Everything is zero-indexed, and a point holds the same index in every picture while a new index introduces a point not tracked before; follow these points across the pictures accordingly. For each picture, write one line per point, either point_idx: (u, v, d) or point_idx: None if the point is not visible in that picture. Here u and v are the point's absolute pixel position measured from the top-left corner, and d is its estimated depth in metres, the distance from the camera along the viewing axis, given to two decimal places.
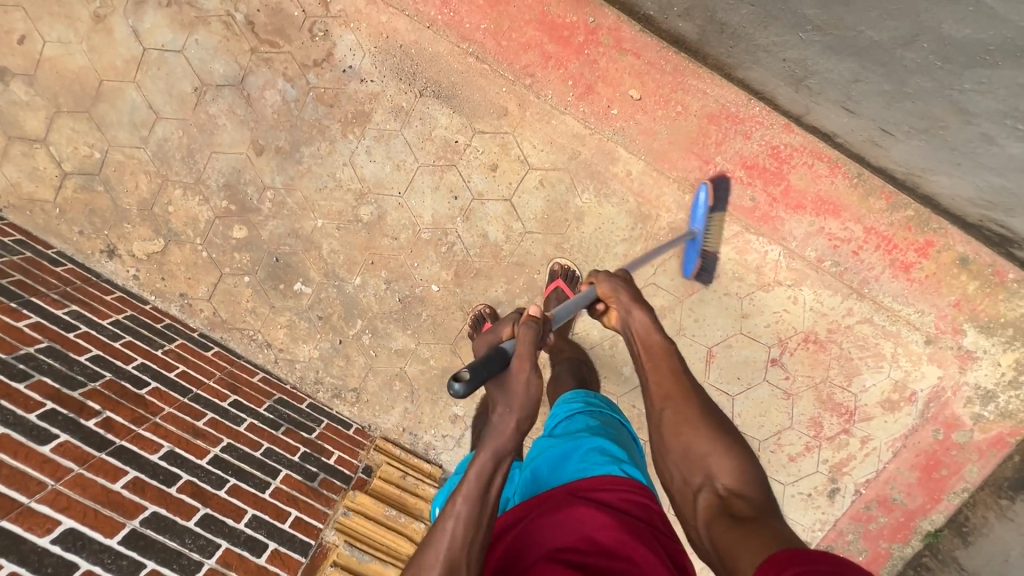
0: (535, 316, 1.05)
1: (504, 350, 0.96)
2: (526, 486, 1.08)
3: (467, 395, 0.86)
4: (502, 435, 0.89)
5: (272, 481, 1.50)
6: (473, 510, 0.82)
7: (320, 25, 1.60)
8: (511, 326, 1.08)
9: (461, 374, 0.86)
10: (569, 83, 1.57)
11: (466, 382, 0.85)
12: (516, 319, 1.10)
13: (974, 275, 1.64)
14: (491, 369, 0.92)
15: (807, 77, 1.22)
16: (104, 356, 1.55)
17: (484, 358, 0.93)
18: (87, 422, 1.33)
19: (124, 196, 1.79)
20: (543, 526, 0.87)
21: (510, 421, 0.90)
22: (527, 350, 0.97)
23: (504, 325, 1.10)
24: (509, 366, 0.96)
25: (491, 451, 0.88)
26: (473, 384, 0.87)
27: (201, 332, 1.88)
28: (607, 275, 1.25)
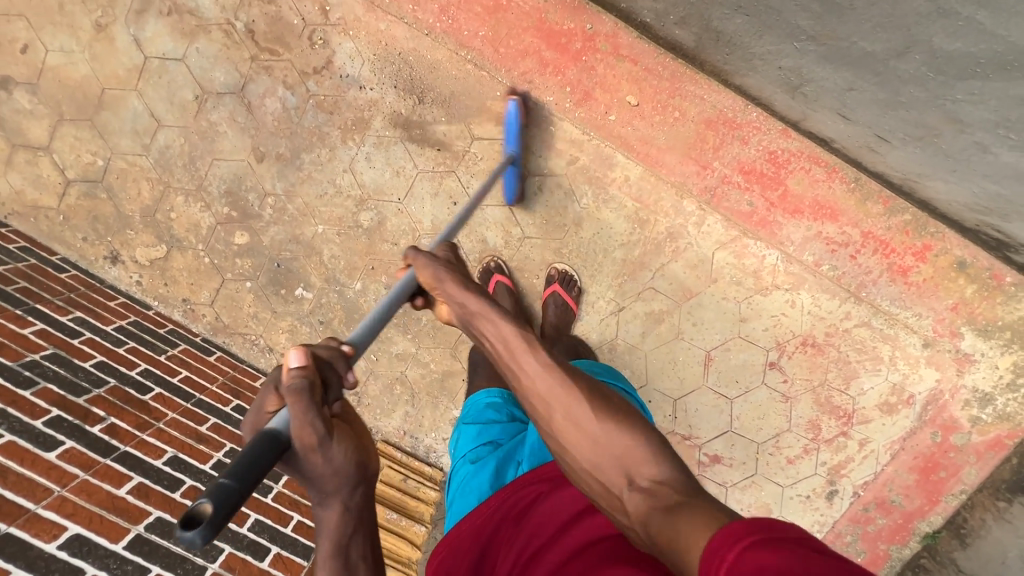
0: (302, 368, 0.69)
1: (274, 431, 0.64)
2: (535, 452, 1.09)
3: (211, 543, 0.53)
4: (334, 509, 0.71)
5: (274, 486, 1.53)
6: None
7: (319, 33, 1.61)
8: (274, 392, 0.70)
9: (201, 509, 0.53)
10: (567, 89, 1.58)
11: (204, 524, 0.52)
12: (275, 376, 0.72)
13: (971, 278, 1.64)
14: (259, 463, 0.60)
15: (802, 85, 1.23)
16: (108, 362, 1.56)
17: (241, 459, 0.59)
18: (92, 429, 1.35)
19: (127, 203, 1.81)
20: (553, 503, 0.91)
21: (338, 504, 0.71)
22: (311, 417, 0.66)
23: (263, 393, 0.70)
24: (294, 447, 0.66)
25: (330, 540, 0.72)
26: (222, 518, 0.54)
27: (203, 337, 1.90)
28: (429, 256, 1.03)
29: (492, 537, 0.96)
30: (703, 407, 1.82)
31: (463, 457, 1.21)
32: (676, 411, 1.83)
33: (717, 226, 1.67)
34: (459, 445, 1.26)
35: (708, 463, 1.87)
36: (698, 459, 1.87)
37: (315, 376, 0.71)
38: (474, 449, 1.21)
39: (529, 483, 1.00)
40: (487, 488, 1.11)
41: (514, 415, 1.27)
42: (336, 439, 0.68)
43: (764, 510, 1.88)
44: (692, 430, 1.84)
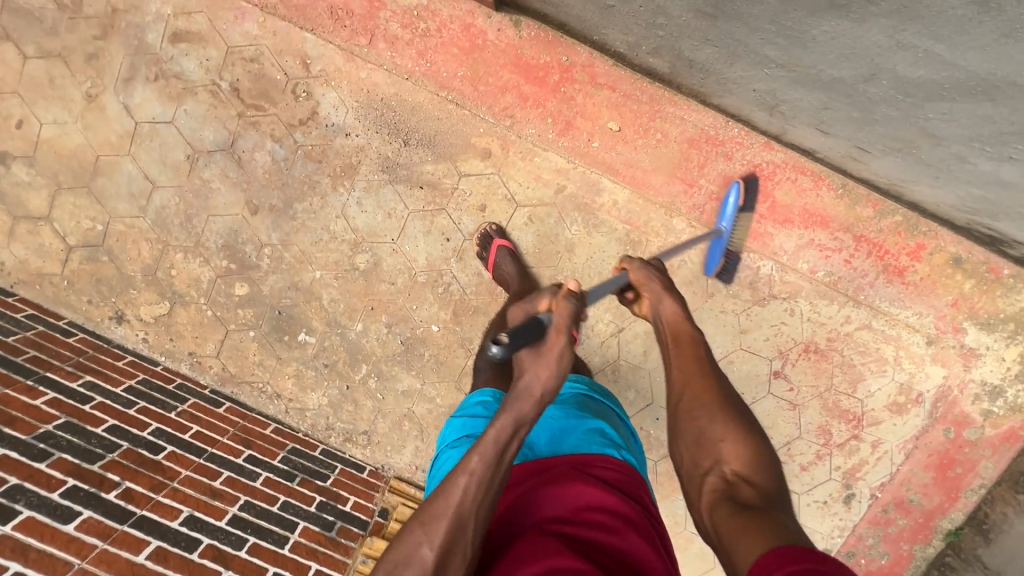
0: (577, 290, 1.00)
1: (541, 319, 0.95)
2: (518, 448, 1.07)
3: (505, 358, 0.88)
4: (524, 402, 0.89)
5: (291, 535, 1.54)
6: (486, 473, 0.83)
7: (302, 86, 1.65)
8: (547, 295, 1.03)
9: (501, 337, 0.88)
10: (549, 120, 1.61)
11: (505, 345, 0.87)
12: (554, 290, 1.04)
13: (968, 273, 1.64)
14: (526, 331, 0.92)
15: (778, 105, 1.25)
16: (120, 425, 1.59)
17: (522, 325, 0.92)
18: (108, 495, 1.37)
19: (128, 264, 1.85)
20: (541, 493, 0.90)
21: (527, 403, 0.89)
22: (565, 320, 0.95)
23: (542, 295, 1.04)
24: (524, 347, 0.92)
25: (512, 417, 0.88)
26: (512, 349, 0.89)
27: (212, 388, 1.93)
28: (641, 262, 1.28)
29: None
30: None
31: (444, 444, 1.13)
32: None
33: (709, 241, 1.67)
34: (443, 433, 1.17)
35: None
36: None
37: (581, 298, 1.00)
38: (457, 437, 1.12)
39: (519, 473, 0.98)
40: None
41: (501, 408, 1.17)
42: (572, 345, 0.94)
43: None
44: None
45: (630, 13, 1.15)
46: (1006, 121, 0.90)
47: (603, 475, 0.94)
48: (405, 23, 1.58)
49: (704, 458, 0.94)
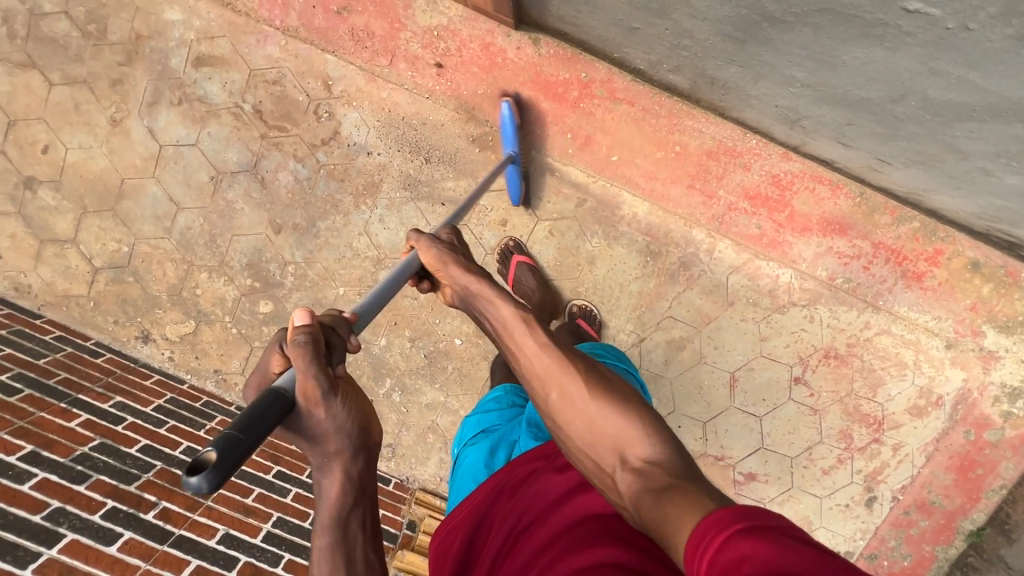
0: (303, 326, 0.80)
1: (278, 388, 0.72)
2: (534, 433, 1.09)
3: (213, 489, 0.58)
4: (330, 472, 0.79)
5: None
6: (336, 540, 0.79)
7: (324, 107, 1.67)
8: (280, 350, 0.80)
9: (208, 456, 0.59)
10: (568, 136, 1.63)
11: (208, 466, 0.58)
12: (280, 337, 0.82)
13: (987, 277, 1.66)
14: (270, 415, 0.69)
15: (800, 119, 1.27)
16: (153, 445, 1.61)
17: (251, 410, 0.67)
18: (147, 516, 1.40)
19: (153, 284, 1.87)
20: (551, 478, 0.89)
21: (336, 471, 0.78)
22: (312, 376, 0.74)
23: (270, 352, 0.81)
24: (297, 402, 0.74)
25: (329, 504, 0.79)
26: (229, 464, 0.60)
27: (238, 405, 1.95)
28: (429, 237, 1.11)
29: (487, 513, 0.95)
30: (733, 427, 1.82)
31: (464, 442, 1.19)
32: (707, 433, 1.83)
33: (728, 250, 1.69)
34: (462, 434, 1.24)
35: (744, 481, 1.85)
36: (733, 478, 1.85)
37: (316, 335, 0.80)
38: (475, 434, 1.19)
39: (527, 461, 0.98)
40: (483, 469, 1.09)
41: (515, 401, 1.25)
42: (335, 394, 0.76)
43: (804, 522, 1.87)
44: (724, 451, 1.84)
45: (654, 35, 1.16)
46: None
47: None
48: (425, 43, 1.60)
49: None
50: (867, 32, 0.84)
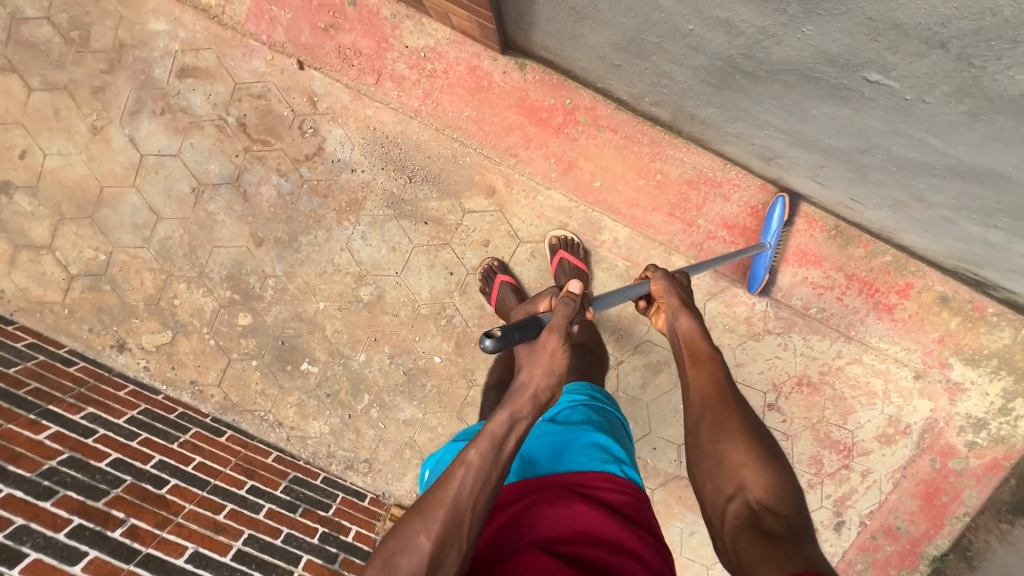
0: (577, 293, 0.99)
1: (540, 315, 0.96)
2: (519, 465, 1.06)
3: (491, 352, 0.86)
4: (523, 400, 0.93)
5: (295, 568, 1.55)
6: (485, 468, 0.87)
7: (308, 122, 1.67)
8: (550, 298, 1.09)
9: (494, 331, 0.87)
10: (552, 160, 1.64)
11: (497, 338, 0.85)
12: (555, 292, 1.09)
13: (954, 311, 1.70)
14: (528, 334, 0.91)
15: (776, 157, 1.30)
16: (123, 458, 1.60)
17: (521, 322, 0.91)
18: (114, 533, 1.38)
19: (130, 293, 1.85)
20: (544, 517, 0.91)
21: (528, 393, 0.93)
22: (557, 322, 0.96)
23: (544, 297, 1.11)
24: (541, 337, 0.95)
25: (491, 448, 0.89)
26: (506, 342, 0.87)
27: (214, 417, 1.93)
28: (664, 273, 1.26)
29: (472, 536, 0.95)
30: None
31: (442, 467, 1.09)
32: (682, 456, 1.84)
33: (706, 278, 1.72)
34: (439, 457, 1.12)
35: None
36: None
37: (579, 302, 1.00)
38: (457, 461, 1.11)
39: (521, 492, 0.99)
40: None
41: None
42: (565, 345, 0.95)
43: None
44: None
45: (635, 73, 1.18)
46: (994, 198, 0.94)
47: (607, 498, 0.96)
48: (412, 63, 1.61)
49: (725, 482, 0.92)
50: (830, 94, 0.86)
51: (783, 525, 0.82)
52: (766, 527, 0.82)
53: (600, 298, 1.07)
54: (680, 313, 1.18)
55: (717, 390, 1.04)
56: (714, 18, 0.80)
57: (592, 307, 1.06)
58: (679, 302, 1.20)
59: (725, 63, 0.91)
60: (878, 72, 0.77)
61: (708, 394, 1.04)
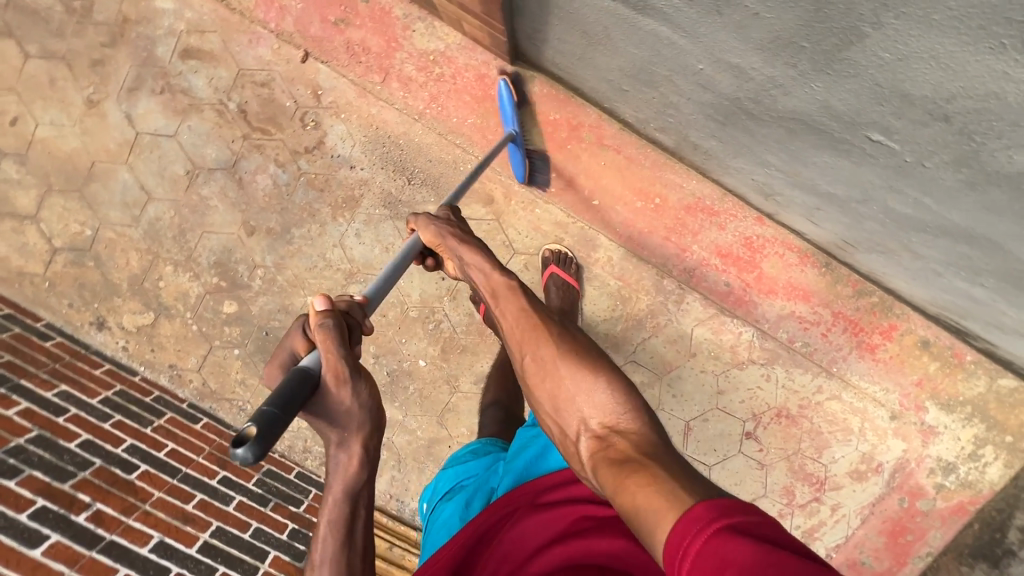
0: (326, 311, 0.87)
1: (305, 369, 0.78)
2: (510, 478, 1.01)
3: (260, 461, 0.64)
4: (349, 466, 0.83)
5: (262, 564, 1.54)
6: (340, 551, 0.85)
7: (311, 115, 1.65)
8: (304, 335, 0.88)
9: (248, 431, 0.65)
10: (553, 175, 1.64)
11: (252, 441, 0.64)
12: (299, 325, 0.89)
13: (934, 356, 1.73)
14: (300, 395, 0.74)
15: (774, 194, 1.31)
16: (94, 440, 1.57)
17: (280, 390, 0.73)
18: (78, 517, 1.35)
19: (115, 272, 1.82)
20: (526, 527, 0.86)
21: (352, 450, 0.83)
22: (338, 359, 0.81)
23: (294, 335, 0.88)
24: (324, 381, 0.81)
25: (343, 481, 0.84)
26: (268, 439, 0.66)
27: (190, 403, 1.91)
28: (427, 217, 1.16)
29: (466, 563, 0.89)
30: None
31: (437, 497, 1.11)
32: None
33: (696, 304, 1.73)
34: (436, 487, 1.15)
35: None
36: None
37: (337, 317, 0.87)
38: (450, 488, 1.11)
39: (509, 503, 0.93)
40: (458, 521, 1.02)
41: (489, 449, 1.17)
42: (360, 375, 0.82)
43: None
44: None
45: (642, 99, 1.18)
46: (983, 258, 0.95)
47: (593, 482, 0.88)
48: (420, 65, 1.60)
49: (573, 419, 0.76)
50: (831, 147, 0.88)
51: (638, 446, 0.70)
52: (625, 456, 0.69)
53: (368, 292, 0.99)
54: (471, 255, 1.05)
55: (531, 324, 0.88)
56: (725, 64, 0.82)
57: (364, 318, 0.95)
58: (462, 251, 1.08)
59: (732, 105, 0.92)
60: (880, 133, 0.79)
61: (524, 332, 0.88)
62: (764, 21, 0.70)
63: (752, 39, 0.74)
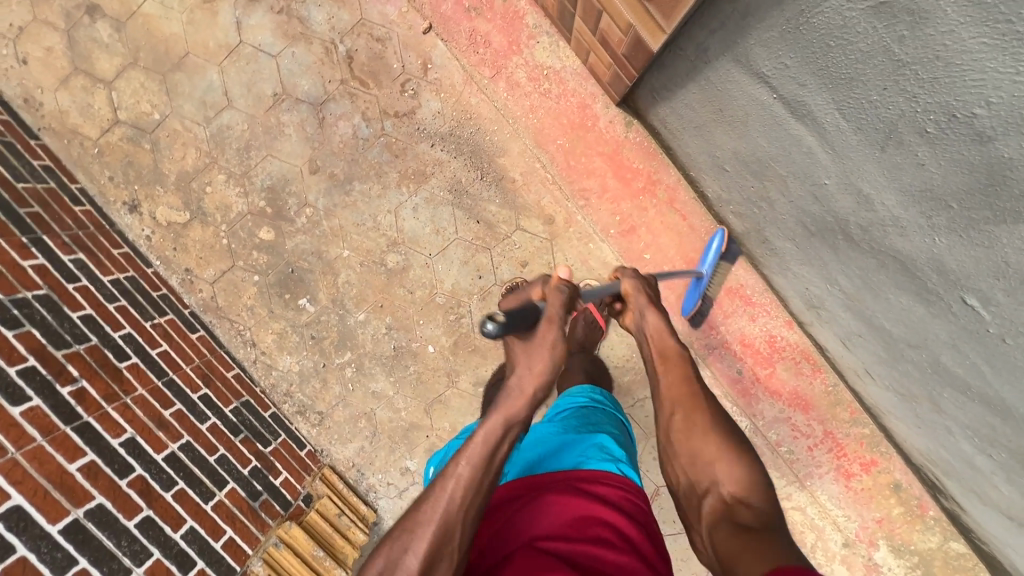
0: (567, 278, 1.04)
1: (534, 304, 0.97)
2: (521, 464, 1.10)
3: (496, 338, 0.85)
4: (517, 399, 0.93)
5: (217, 493, 1.51)
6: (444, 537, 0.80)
7: (412, 84, 1.69)
8: (540, 285, 1.07)
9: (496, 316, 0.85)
10: (617, 218, 1.69)
11: (500, 323, 0.84)
12: (545, 280, 1.08)
13: (901, 500, 1.79)
14: (526, 318, 0.92)
15: (819, 308, 1.38)
16: (95, 318, 1.55)
17: (519, 309, 0.93)
18: (62, 389, 1.33)
19: (167, 162, 1.81)
20: (535, 509, 0.91)
21: (526, 382, 0.94)
22: (559, 310, 1.00)
23: (532, 286, 1.08)
24: (537, 327, 0.97)
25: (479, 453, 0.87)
26: (505, 328, 0.86)
27: (192, 311, 1.88)
28: (633, 272, 1.24)
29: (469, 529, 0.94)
30: None
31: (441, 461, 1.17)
32: None
33: (703, 381, 1.79)
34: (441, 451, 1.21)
35: None
36: None
37: (570, 288, 1.04)
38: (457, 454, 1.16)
39: (523, 488, 1.00)
40: None
41: None
42: (559, 335, 0.98)
43: None
44: None
45: (738, 184, 1.24)
46: (1005, 434, 1.01)
47: (604, 491, 0.97)
48: (531, 75, 1.64)
49: (699, 477, 0.95)
50: (917, 292, 0.94)
51: (751, 513, 0.87)
52: (741, 520, 0.86)
53: (586, 291, 1.11)
54: (647, 310, 1.17)
55: (689, 391, 1.05)
56: (859, 192, 0.89)
57: (581, 300, 1.09)
58: (656, 315, 1.17)
59: (836, 226, 0.99)
60: (978, 299, 0.85)
61: (680, 394, 1.05)
62: (924, 171, 0.78)
63: (902, 182, 0.81)
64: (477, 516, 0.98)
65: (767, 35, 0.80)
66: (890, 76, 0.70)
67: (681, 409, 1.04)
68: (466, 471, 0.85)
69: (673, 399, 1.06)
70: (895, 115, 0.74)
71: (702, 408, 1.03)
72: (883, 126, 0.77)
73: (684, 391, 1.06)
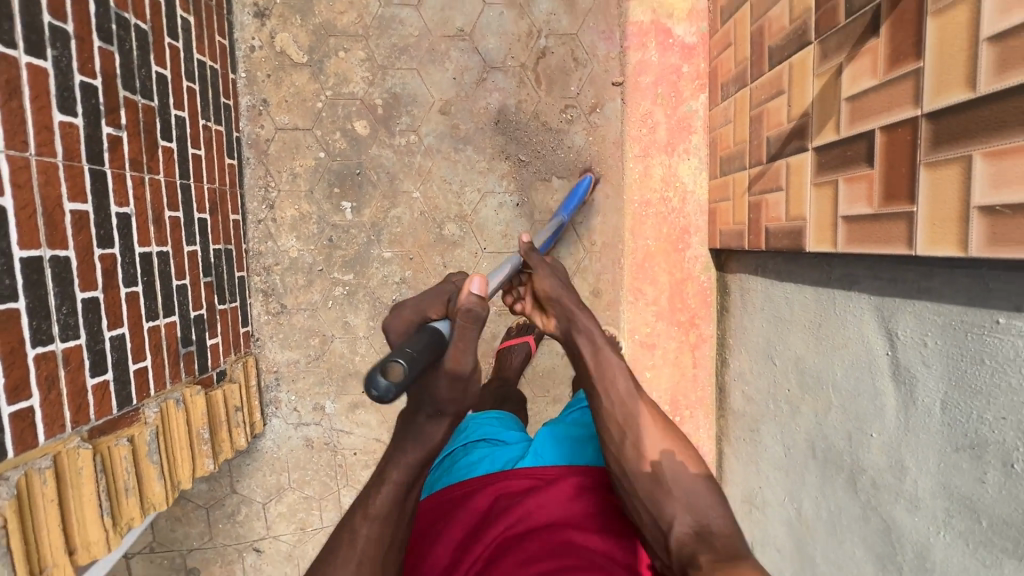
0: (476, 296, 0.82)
1: (435, 337, 0.75)
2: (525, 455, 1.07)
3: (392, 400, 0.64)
4: (427, 441, 0.82)
5: (159, 318, 1.37)
6: (385, 535, 0.81)
7: (572, 112, 1.77)
8: (444, 303, 0.87)
9: (390, 368, 0.64)
10: (645, 329, 1.82)
11: (393, 382, 0.63)
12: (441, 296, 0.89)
13: None
14: (426, 353, 0.71)
15: (755, 506, 1.54)
16: (167, 84, 1.42)
17: (417, 344, 0.72)
18: (103, 127, 1.20)
19: (322, 3, 1.75)
20: (543, 500, 0.94)
21: (442, 425, 0.82)
22: (466, 353, 0.76)
23: (436, 300, 0.88)
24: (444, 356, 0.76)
25: (418, 451, 0.82)
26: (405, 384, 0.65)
27: (239, 138, 1.76)
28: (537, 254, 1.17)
29: (476, 507, 0.97)
30: None
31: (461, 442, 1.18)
32: None
33: None
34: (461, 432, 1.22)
35: None
36: None
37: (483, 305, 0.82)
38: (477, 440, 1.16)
39: (529, 480, 0.99)
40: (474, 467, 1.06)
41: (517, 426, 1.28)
42: (475, 371, 0.78)
43: None
44: None
45: (775, 380, 1.40)
46: None
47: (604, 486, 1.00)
48: (664, 178, 1.78)
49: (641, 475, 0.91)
50: (878, 555, 1.04)
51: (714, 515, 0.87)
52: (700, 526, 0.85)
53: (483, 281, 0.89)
54: (552, 278, 1.13)
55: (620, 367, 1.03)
56: (899, 461, 0.98)
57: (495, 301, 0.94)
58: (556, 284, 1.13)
59: (848, 466, 1.11)
60: None
61: (614, 373, 1.02)
62: (979, 486, 0.84)
63: (951, 481, 0.88)
64: (480, 498, 0.98)
65: (931, 314, 0.91)
66: (1018, 414, 0.78)
67: (613, 390, 1.00)
68: (373, 525, 0.80)
69: (600, 381, 1.01)
70: (995, 439, 0.81)
71: (626, 382, 1.01)
72: (975, 438, 0.84)
73: (613, 373, 1.02)
